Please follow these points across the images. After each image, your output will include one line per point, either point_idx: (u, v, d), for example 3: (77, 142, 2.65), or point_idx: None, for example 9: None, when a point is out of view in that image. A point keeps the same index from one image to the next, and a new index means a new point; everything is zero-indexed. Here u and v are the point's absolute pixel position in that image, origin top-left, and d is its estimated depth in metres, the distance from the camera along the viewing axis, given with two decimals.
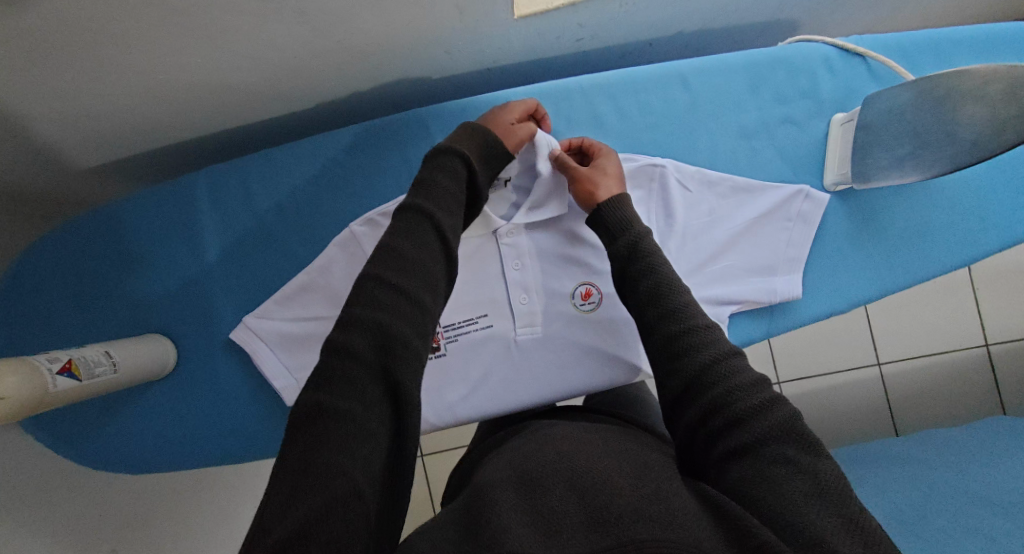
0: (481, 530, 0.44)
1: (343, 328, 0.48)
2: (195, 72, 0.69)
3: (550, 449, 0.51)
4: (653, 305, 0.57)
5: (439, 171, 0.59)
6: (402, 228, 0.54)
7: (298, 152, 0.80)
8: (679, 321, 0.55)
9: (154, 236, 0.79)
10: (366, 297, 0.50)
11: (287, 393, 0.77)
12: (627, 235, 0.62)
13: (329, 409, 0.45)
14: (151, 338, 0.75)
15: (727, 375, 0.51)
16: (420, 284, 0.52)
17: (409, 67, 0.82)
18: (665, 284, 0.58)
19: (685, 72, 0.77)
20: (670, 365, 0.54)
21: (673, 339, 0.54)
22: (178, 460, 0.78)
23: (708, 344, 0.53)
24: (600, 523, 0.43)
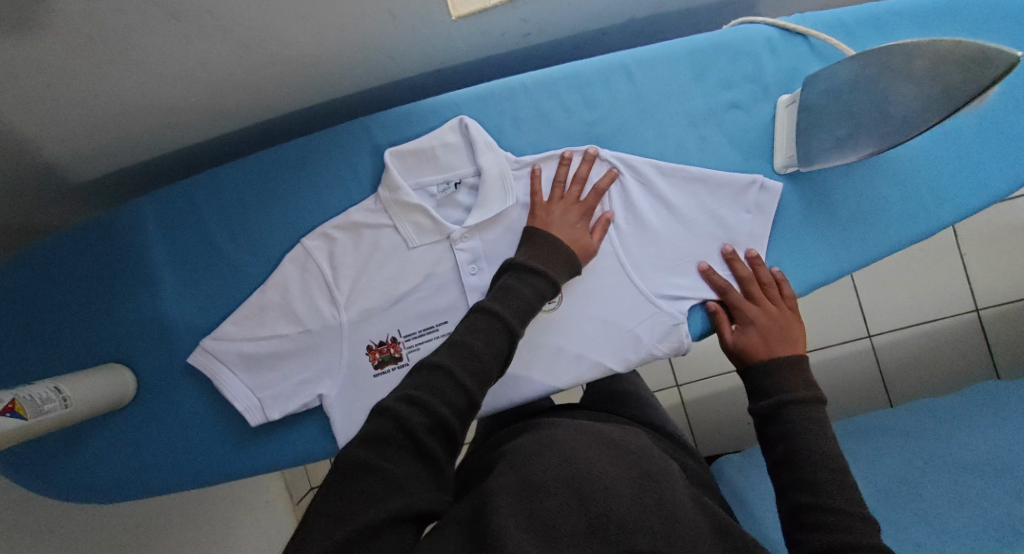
0: (485, 540, 0.44)
1: (405, 402, 0.51)
2: (128, 96, 0.68)
3: (553, 447, 0.50)
4: (790, 467, 0.58)
5: (527, 286, 0.62)
6: (477, 328, 0.57)
7: (245, 170, 0.79)
8: (821, 494, 0.55)
9: (104, 265, 0.78)
10: (430, 382, 0.52)
11: (250, 415, 0.76)
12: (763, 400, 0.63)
13: (375, 466, 0.48)
14: (109, 368, 0.75)
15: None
16: (479, 383, 0.54)
17: (354, 76, 0.81)
18: (804, 448, 0.58)
19: (629, 63, 0.76)
20: (803, 531, 0.55)
21: (815, 510, 0.54)
22: (147, 487, 0.78)
23: (856, 526, 0.52)
24: (598, 530, 0.44)
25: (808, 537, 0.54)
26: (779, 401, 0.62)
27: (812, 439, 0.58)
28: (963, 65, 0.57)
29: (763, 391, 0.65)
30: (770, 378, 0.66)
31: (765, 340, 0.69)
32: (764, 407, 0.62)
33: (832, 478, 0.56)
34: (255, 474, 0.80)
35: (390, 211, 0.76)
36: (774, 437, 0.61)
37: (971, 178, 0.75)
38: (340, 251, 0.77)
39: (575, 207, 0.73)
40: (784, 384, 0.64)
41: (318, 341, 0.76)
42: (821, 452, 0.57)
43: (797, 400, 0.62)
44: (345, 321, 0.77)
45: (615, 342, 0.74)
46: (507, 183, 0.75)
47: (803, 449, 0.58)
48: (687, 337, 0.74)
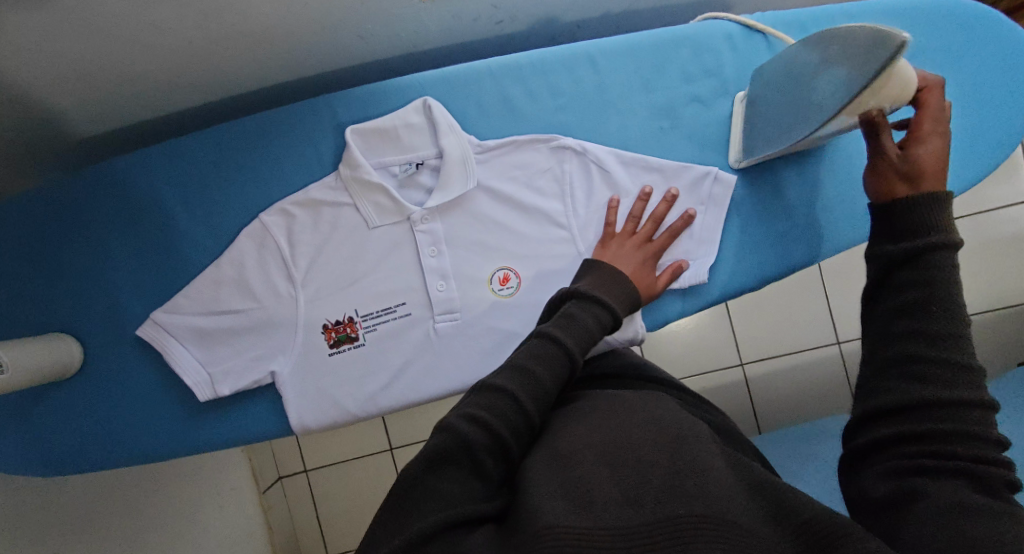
0: (521, 514, 0.43)
1: (465, 419, 0.48)
2: (81, 60, 0.67)
3: (583, 422, 0.50)
4: (913, 315, 0.49)
5: (588, 313, 0.58)
6: (540, 354, 0.53)
7: (205, 143, 0.78)
8: (941, 347, 0.47)
9: (56, 232, 0.76)
10: (493, 404, 0.49)
11: (200, 390, 0.75)
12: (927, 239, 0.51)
13: (429, 485, 0.45)
14: (54, 337, 0.73)
15: (965, 422, 0.44)
16: (541, 406, 0.51)
17: (323, 53, 0.80)
18: (941, 297, 0.48)
19: (593, 53, 0.77)
20: (892, 384, 0.48)
21: (923, 363, 0.47)
22: (93, 462, 0.77)
23: (970, 389, 0.45)
24: (636, 498, 0.43)
25: (893, 387, 0.47)
26: (929, 245, 0.50)
27: (954, 292, 0.48)
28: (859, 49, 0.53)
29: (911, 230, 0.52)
30: (910, 216, 0.53)
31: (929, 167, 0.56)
32: (909, 250, 0.50)
33: (959, 338, 0.47)
34: (205, 450, 0.79)
35: (350, 189, 0.76)
36: (903, 281, 0.50)
37: None
38: (299, 229, 0.76)
39: (636, 243, 0.72)
40: (938, 225, 0.51)
41: (273, 318, 0.76)
42: (953, 305, 0.48)
43: (941, 244, 0.50)
44: (301, 299, 0.76)
45: None
46: (471, 167, 0.75)
47: (938, 300, 0.48)
48: (641, 329, 0.74)
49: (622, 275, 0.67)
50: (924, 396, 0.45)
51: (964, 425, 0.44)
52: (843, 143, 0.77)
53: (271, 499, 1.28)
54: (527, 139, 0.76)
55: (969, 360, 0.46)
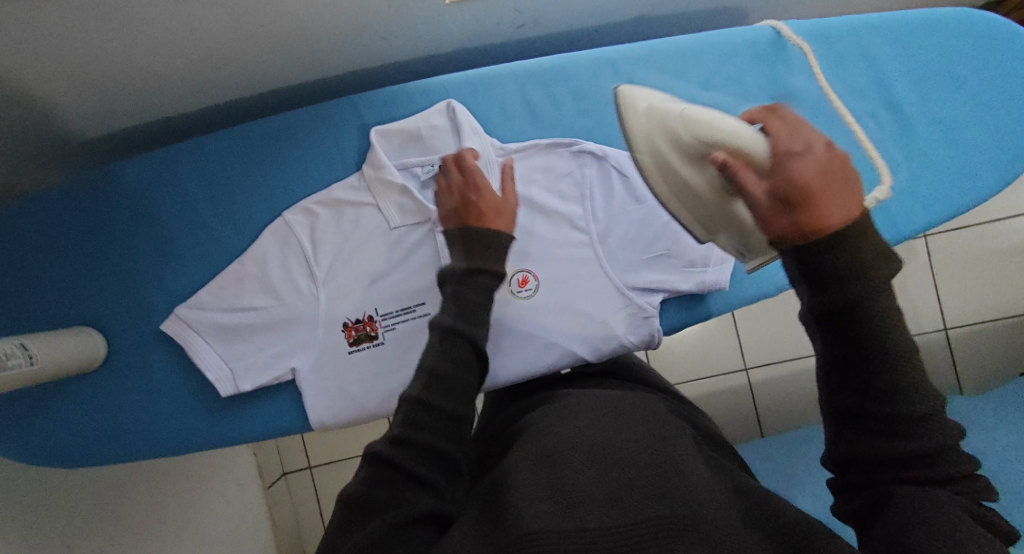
0: (504, 514, 0.43)
1: (395, 440, 0.49)
2: (115, 58, 0.68)
3: (569, 424, 0.51)
4: (855, 367, 0.40)
5: (477, 292, 0.59)
6: (436, 352, 0.54)
7: (230, 141, 0.79)
8: (891, 395, 0.39)
9: (83, 226, 0.77)
10: (419, 417, 0.50)
11: (221, 385, 0.76)
12: (836, 296, 0.39)
13: (383, 504, 0.46)
14: (79, 331, 0.74)
15: (944, 466, 0.39)
16: (463, 402, 0.52)
17: (348, 54, 0.81)
18: (882, 341, 0.39)
19: (617, 60, 0.78)
20: (851, 436, 0.41)
21: (876, 417, 0.39)
22: (113, 454, 0.78)
23: (938, 431, 0.39)
24: (617, 498, 0.43)
25: (858, 440, 0.41)
26: (853, 297, 0.39)
27: (889, 331, 0.39)
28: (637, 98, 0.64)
29: (819, 277, 0.40)
30: (824, 262, 0.40)
31: (825, 184, 0.42)
32: (816, 305, 0.40)
33: (915, 383, 0.39)
34: (224, 445, 0.80)
35: (372, 190, 0.77)
36: (833, 331, 0.40)
37: (942, 183, 0.77)
38: (322, 228, 0.77)
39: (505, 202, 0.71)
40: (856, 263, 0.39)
41: (294, 315, 0.76)
42: (900, 350, 0.39)
43: (875, 288, 0.39)
44: (323, 297, 0.77)
45: (589, 333, 0.76)
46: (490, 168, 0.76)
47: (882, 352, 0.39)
48: (658, 331, 0.76)
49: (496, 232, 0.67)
50: (903, 454, 0.39)
51: (940, 471, 0.39)
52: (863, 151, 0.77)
53: (276, 494, 1.30)
54: (550, 142, 0.77)
55: (931, 398, 0.39)
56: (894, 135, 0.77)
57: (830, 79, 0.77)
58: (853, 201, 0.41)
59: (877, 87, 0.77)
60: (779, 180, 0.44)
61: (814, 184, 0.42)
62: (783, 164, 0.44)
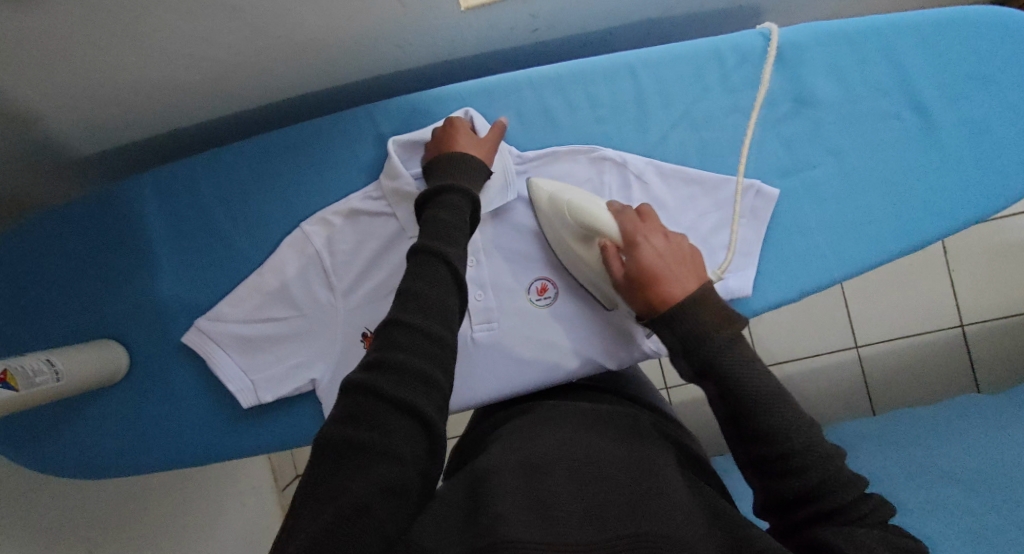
0: (483, 517, 0.45)
1: (374, 371, 0.47)
2: (133, 71, 0.68)
3: (555, 437, 0.54)
4: (742, 421, 0.52)
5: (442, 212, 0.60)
6: (415, 274, 0.53)
7: (247, 152, 0.79)
8: (781, 439, 0.50)
9: (103, 239, 0.78)
10: (398, 344, 0.49)
11: (242, 397, 0.76)
12: (701, 354, 0.54)
13: (362, 443, 0.44)
14: (102, 344, 0.74)
15: (844, 490, 0.48)
16: (440, 322, 0.51)
17: (363, 63, 0.81)
18: (755, 394, 0.52)
19: (635, 65, 0.77)
20: (762, 478, 0.52)
21: (772, 461, 0.50)
22: (137, 466, 0.78)
23: (828, 458, 0.49)
24: (596, 516, 0.46)
25: (773, 484, 0.51)
26: (713, 356, 0.53)
27: (756, 387, 0.52)
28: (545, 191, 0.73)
29: (696, 346, 0.54)
30: (697, 337, 0.54)
31: (664, 266, 0.60)
32: (698, 368, 0.54)
33: (790, 420, 0.51)
34: (246, 455, 0.80)
35: (390, 200, 0.76)
36: (715, 392, 0.54)
37: (966, 187, 0.76)
38: (339, 238, 0.77)
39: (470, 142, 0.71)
40: (714, 331, 0.54)
41: (313, 326, 0.77)
42: (768, 395, 0.52)
43: (731, 344, 0.54)
44: (341, 308, 0.76)
45: (607, 339, 0.76)
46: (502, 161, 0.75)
47: (756, 399, 0.51)
48: None
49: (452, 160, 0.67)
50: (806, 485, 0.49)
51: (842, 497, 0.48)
52: (885, 157, 0.76)
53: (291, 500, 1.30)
54: (570, 150, 0.76)
55: (810, 431, 0.51)
56: (917, 139, 0.76)
57: (853, 81, 0.76)
58: (687, 277, 0.59)
59: (901, 90, 0.76)
60: (636, 265, 0.61)
61: (656, 269, 0.60)
62: (634, 253, 0.62)
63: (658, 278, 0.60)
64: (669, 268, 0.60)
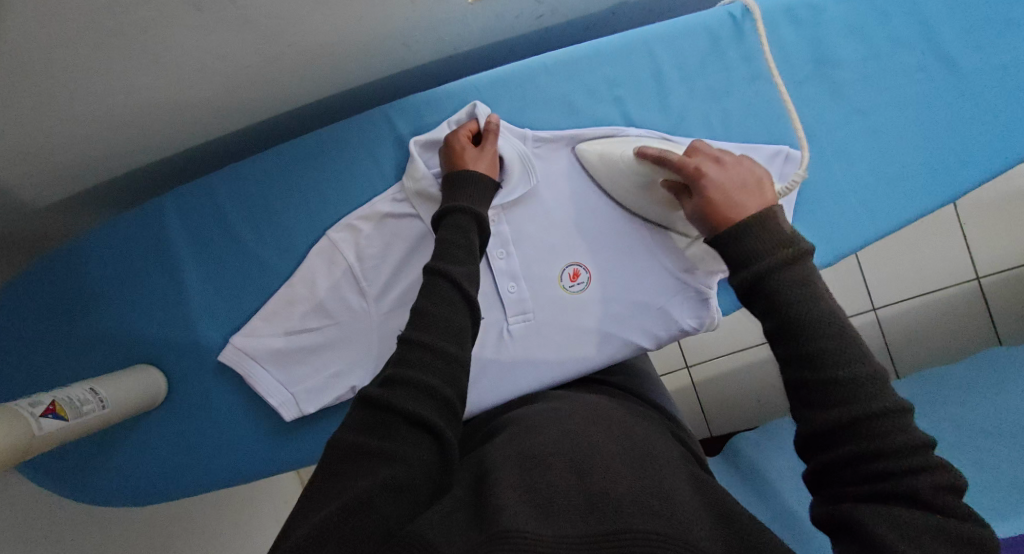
0: (479, 511, 0.41)
1: (386, 385, 0.48)
2: (147, 95, 0.67)
3: (559, 426, 0.50)
4: (784, 338, 0.46)
5: (453, 232, 0.60)
6: (428, 296, 0.54)
7: (265, 165, 0.78)
8: (826, 366, 0.43)
9: (130, 266, 0.77)
10: (408, 359, 0.49)
11: (284, 410, 0.76)
12: (747, 267, 0.48)
13: (371, 448, 0.45)
14: (141, 369, 0.74)
15: (893, 436, 0.40)
16: (446, 337, 0.51)
17: (371, 66, 0.80)
18: (798, 311, 0.45)
19: (650, 42, 0.76)
20: (803, 411, 0.45)
21: (815, 388, 0.43)
22: (185, 487, 0.78)
23: (874, 396, 0.42)
24: (598, 504, 0.41)
25: (807, 417, 0.44)
26: (754, 271, 0.47)
27: (801, 304, 0.45)
28: (595, 152, 0.74)
29: (738, 259, 0.49)
30: (738, 244, 0.50)
31: (727, 193, 0.56)
32: (737, 282, 0.48)
33: (836, 349, 0.44)
34: (293, 468, 0.80)
35: (414, 201, 0.76)
36: (759, 312, 0.48)
37: (993, 138, 0.75)
38: (366, 243, 0.76)
39: (473, 150, 0.71)
40: (756, 244, 0.49)
41: (348, 333, 0.76)
42: (819, 314, 0.45)
43: (782, 262, 0.47)
44: (376, 312, 0.76)
45: (644, 318, 0.75)
46: (512, 154, 0.74)
47: (798, 319, 0.45)
48: (718, 313, 0.75)
49: (457, 175, 0.68)
50: (843, 417, 0.42)
51: (886, 440, 0.40)
52: (910, 110, 0.75)
53: None
54: (593, 134, 0.75)
55: (860, 363, 0.43)
56: (942, 90, 0.75)
57: (875, 38, 0.75)
58: (751, 198, 0.55)
59: (923, 42, 0.74)
60: (699, 196, 0.57)
61: (716, 196, 0.56)
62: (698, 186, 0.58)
63: (726, 209, 0.55)
64: (744, 198, 0.55)
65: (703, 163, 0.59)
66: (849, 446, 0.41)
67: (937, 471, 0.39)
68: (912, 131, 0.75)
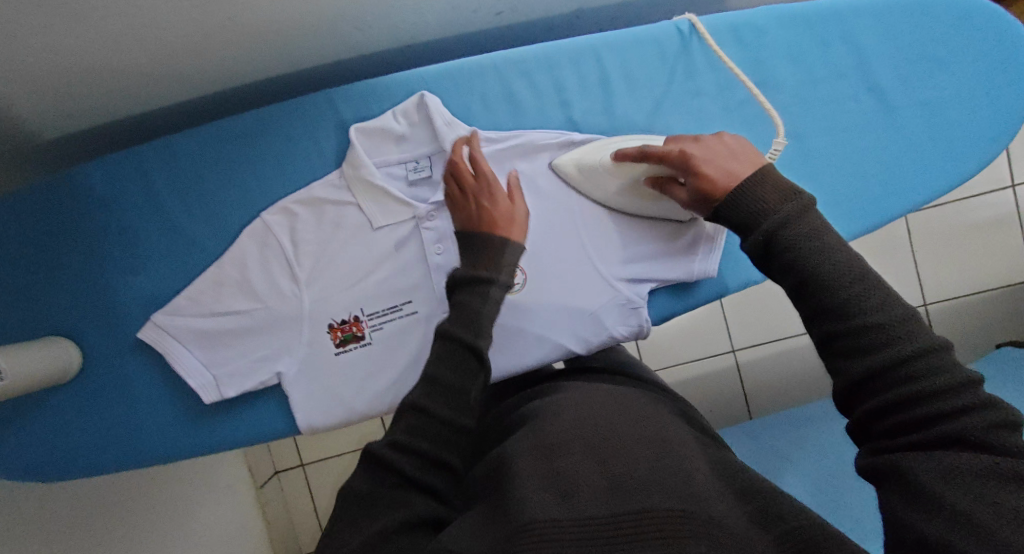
0: (506, 506, 0.43)
1: (394, 445, 0.48)
2: (71, 59, 0.64)
3: (568, 412, 0.52)
4: (806, 296, 0.45)
5: (474, 298, 0.57)
6: (436, 359, 0.52)
7: (203, 140, 0.76)
8: (858, 314, 0.43)
9: (51, 234, 0.74)
10: (420, 426, 0.49)
11: (204, 391, 0.74)
12: (762, 228, 0.48)
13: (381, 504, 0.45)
14: (53, 342, 0.71)
15: (933, 376, 0.40)
16: (456, 405, 0.50)
17: (321, 47, 0.78)
18: (818, 268, 0.45)
19: (599, 49, 0.76)
20: (834, 361, 0.44)
21: (845, 338, 0.43)
22: (97, 465, 0.76)
23: (908, 340, 0.41)
24: (619, 486, 0.43)
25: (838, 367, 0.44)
26: (767, 232, 0.47)
27: (817, 258, 0.45)
28: (570, 163, 0.74)
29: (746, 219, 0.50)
30: (743, 207, 0.50)
31: (717, 164, 0.56)
32: (752, 245, 0.48)
33: (859, 296, 0.43)
34: (214, 452, 0.78)
35: (354, 189, 0.74)
36: (776, 275, 0.48)
37: (923, 169, 0.77)
38: (302, 227, 0.74)
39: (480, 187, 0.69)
40: (762, 205, 0.49)
41: (276, 318, 0.74)
42: (837, 266, 0.44)
43: (788, 217, 0.47)
44: (306, 299, 0.74)
45: (577, 324, 0.75)
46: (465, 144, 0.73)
47: (816, 274, 0.44)
48: (647, 322, 0.76)
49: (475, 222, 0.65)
50: (876, 366, 0.41)
51: (927, 382, 0.40)
52: (844, 138, 0.77)
53: (268, 494, 1.29)
54: (536, 135, 0.76)
55: (890, 309, 0.42)
56: (874, 120, 0.77)
57: (815, 66, 0.76)
58: (739, 163, 0.54)
59: (859, 72, 0.76)
60: (694, 178, 0.57)
61: (708, 170, 0.56)
62: (689, 170, 0.58)
63: (716, 174, 0.55)
64: (739, 161, 0.55)
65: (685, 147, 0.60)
66: (893, 390, 0.41)
67: (993, 407, 0.38)
68: (844, 157, 0.77)
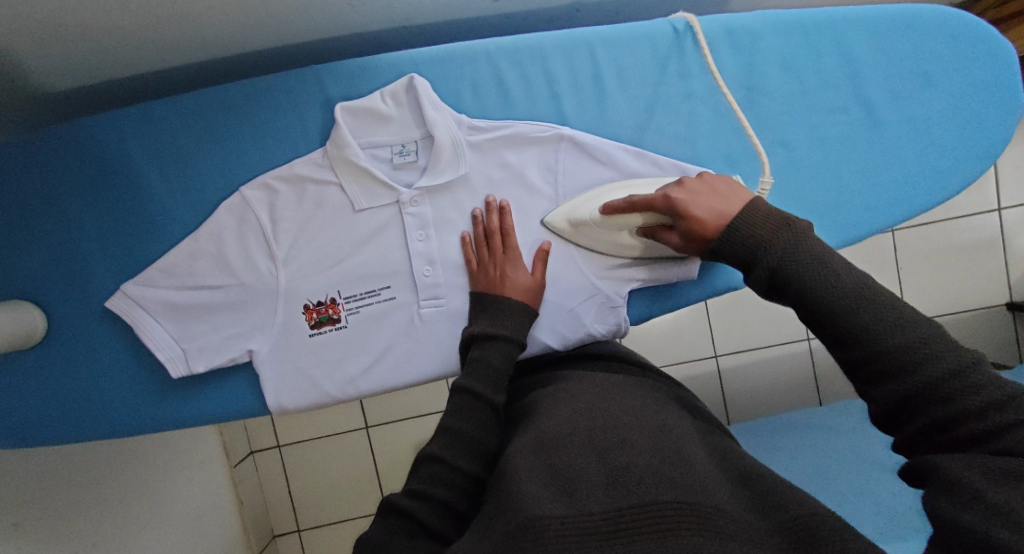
0: (501, 502, 0.43)
1: (410, 494, 0.49)
2: (46, 18, 0.62)
3: (569, 404, 0.52)
4: (823, 325, 0.47)
5: (495, 354, 0.59)
6: (455, 408, 0.54)
7: (184, 109, 0.74)
8: (882, 336, 0.43)
9: (22, 195, 0.73)
10: (436, 473, 0.50)
11: (172, 365, 0.73)
12: (764, 260, 0.50)
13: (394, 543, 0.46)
14: (18, 306, 0.70)
15: (968, 395, 0.41)
16: (474, 455, 0.52)
17: (313, 22, 0.76)
18: (828, 298, 0.46)
19: (594, 43, 0.75)
20: (865, 385, 0.45)
21: (872, 363, 0.44)
22: (60, 434, 0.74)
23: (936, 360, 0.42)
24: (619, 480, 0.43)
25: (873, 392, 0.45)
26: (772, 264, 0.49)
27: (827, 286, 0.46)
28: (561, 219, 0.74)
29: (744, 255, 0.52)
30: (738, 243, 0.53)
31: (706, 204, 0.58)
32: (758, 283, 0.50)
33: (877, 320, 0.44)
34: (181, 427, 0.77)
35: (337, 168, 0.73)
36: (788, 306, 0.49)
37: (906, 186, 0.77)
38: (282, 204, 0.73)
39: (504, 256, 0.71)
40: (764, 238, 0.51)
41: (251, 296, 0.73)
42: (852, 293, 0.45)
43: (787, 247, 0.49)
44: (282, 278, 0.73)
45: (554, 319, 0.74)
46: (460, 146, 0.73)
47: (830, 302, 0.45)
48: (625, 321, 0.76)
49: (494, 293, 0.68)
50: (906, 390, 0.42)
51: (960, 399, 0.41)
52: (831, 150, 0.77)
53: (242, 473, 1.28)
54: (525, 126, 0.75)
55: (913, 328, 0.43)
56: (862, 133, 0.77)
57: (806, 76, 0.76)
58: (731, 201, 0.57)
59: (850, 84, 0.76)
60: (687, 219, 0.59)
61: (699, 213, 0.58)
62: (678, 214, 0.60)
63: (706, 215, 0.57)
64: (732, 199, 0.58)
65: (668, 190, 0.62)
66: (929, 414, 0.42)
67: None
68: (830, 169, 0.77)
